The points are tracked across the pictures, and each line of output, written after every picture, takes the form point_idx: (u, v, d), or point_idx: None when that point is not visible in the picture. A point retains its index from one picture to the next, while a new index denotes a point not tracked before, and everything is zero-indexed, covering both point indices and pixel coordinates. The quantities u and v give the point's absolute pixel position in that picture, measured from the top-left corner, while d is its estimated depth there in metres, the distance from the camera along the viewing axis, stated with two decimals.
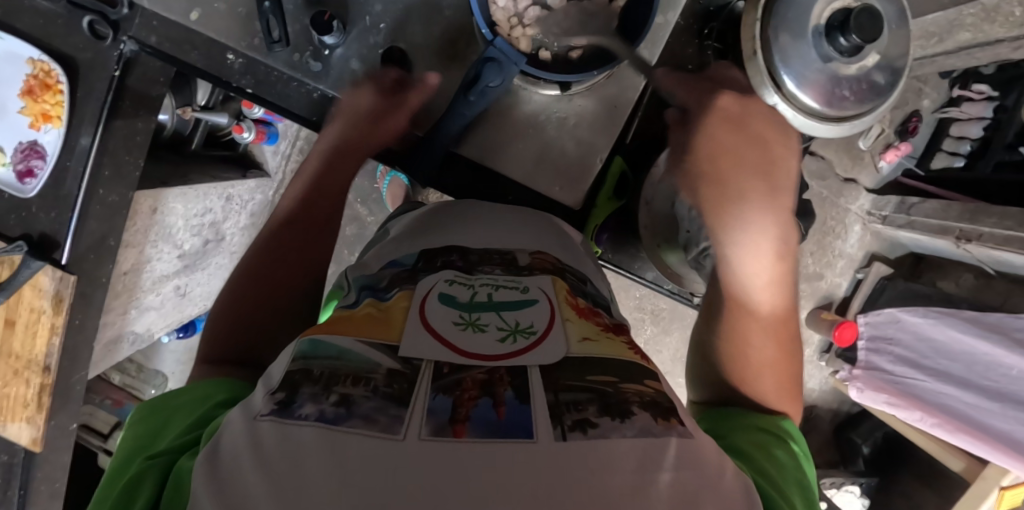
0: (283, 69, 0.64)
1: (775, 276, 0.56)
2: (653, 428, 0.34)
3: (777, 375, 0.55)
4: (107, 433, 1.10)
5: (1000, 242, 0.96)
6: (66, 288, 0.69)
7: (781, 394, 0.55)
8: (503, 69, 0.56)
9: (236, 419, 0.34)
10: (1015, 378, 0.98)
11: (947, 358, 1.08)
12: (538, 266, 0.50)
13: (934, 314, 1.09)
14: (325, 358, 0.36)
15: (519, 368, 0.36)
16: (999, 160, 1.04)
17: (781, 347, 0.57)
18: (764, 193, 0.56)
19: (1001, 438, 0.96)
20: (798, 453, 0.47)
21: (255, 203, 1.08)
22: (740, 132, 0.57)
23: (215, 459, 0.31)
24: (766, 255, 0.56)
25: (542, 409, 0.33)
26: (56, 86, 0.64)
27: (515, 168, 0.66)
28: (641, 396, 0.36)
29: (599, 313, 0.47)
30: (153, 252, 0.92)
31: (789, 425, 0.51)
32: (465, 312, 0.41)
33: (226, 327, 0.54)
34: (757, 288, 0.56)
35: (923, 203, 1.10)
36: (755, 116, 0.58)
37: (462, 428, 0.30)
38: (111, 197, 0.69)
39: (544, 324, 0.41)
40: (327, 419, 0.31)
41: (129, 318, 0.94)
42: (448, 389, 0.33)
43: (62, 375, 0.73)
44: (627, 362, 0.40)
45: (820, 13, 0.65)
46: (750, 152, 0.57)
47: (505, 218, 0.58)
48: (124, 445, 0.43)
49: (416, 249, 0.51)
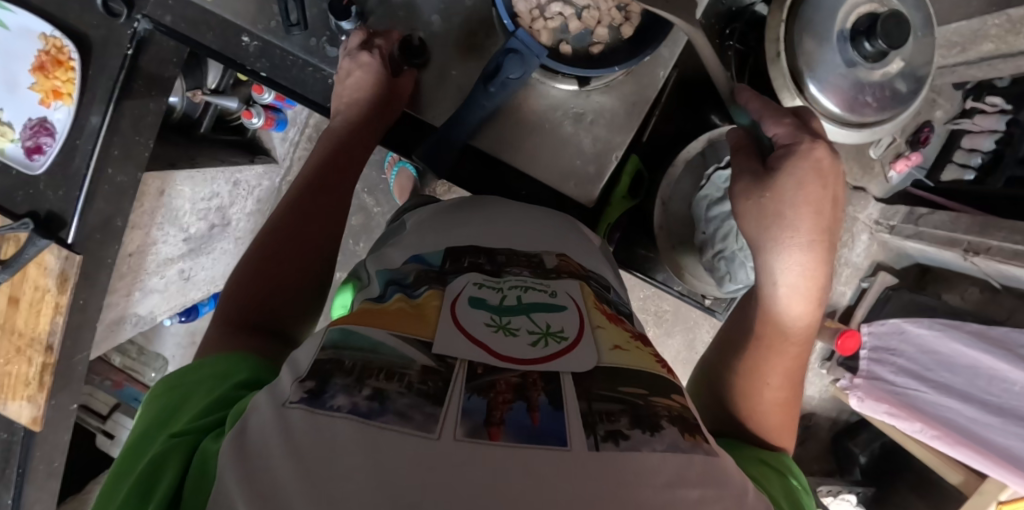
0: (299, 54, 0.64)
1: (803, 327, 0.56)
2: (681, 443, 0.36)
3: (782, 416, 0.57)
4: (106, 414, 1.10)
5: (1009, 257, 0.96)
6: (72, 268, 0.67)
7: (782, 435, 0.56)
8: (524, 61, 0.57)
9: (264, 403, 0.35)
10: (1016, 393, 0.99)
11: (950, 371, 1.07)
12: (566, 269, 0.51)
13: (938, 325, 1.09)
14: (357, 351, 0.37)
15: (553, 374, 0.37)
16: (1010, 175, 1.05)
17: (790, 393, 0.57)
18: (819, 251, 0.53)
19: (1000, 453, 0.95)
20: (796, 487, 0.47)
21: (263, 190, 1.07)
22: (812, 182, 0.52)
23: (244, 451, 0.32)
24: (802, 309, 0.55)
25: (575, 417, 0.34)
26: (68, 63, 0.64)
27: (529, 163, 0.66)
28: (669, 410, 0.39)
29: (624, 320, 0.49)
30: (159, 234, 0.92)
31: (789, 460, 0.51)
32: (496, 315, 0.42)
33: (243, 297, 0.53)
34: (783, 335, 0.56)
35: (931, 214, 1.09)
36: (830, 166, 0.53)
37: (497, 431, 0.32)
38: (119, 177, 0.68)
39: (575, 331, 0.42)
40: (362, 412, 0.32)
41: (132, 299, 0.93)
42: (482, 390, 0.35)
43: (65, 355, 0.73)
44: (653, 373, 0.42)
45: (846, 17, 0.64)
46: (821, 203, 0.53)
47: (524, 217, 0.58)
48: (145, 420, 0.42)
49: (441, 248, 0.51)
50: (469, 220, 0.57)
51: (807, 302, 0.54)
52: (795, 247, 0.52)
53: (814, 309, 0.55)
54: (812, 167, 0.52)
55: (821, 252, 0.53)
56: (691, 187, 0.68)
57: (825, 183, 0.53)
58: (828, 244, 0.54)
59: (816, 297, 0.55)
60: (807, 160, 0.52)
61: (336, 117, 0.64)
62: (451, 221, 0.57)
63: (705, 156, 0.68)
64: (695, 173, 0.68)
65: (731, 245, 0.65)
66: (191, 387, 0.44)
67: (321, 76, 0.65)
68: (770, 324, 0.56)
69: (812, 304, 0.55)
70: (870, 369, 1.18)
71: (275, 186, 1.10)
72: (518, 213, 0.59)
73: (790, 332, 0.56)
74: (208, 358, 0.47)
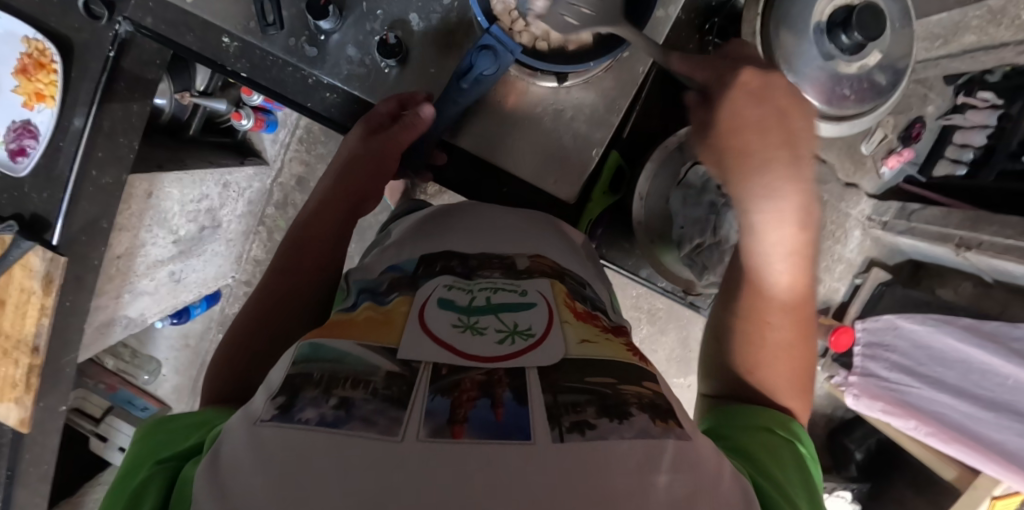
0: (280, 55, 0.65)
1: (797, 257, 0.50)
2: (651, 429, 0.35)
3: (789, 357, 0.54)
4: (99, 417, 1.11)
5: (1000, 251, 0.96)
6: (57, 270, 0.68)
7: (788, 377, 0.54)
8: (497, 58, 0.58)
9: (237, 423, 0.35)
10: (1010, 387, 1.00)
11: (942, 365, 1.08)
12: (538, 269, 0.51)
13: (932, 321, 1.09)
14: (324, 362, 0.38)
15: (518, 369, 0.38)
16: (1002, 169, 1.04)
17: (796, 329, 0.53)
18: (785, 171, 0.47)
19: (993, 448, 0.97)
20: (803, 456, 0.47)
21: (252, 191, 1.08)
22: (750, 104, 0.48)
23: (215, 470, 0.32)
24: (791, 241, 0.49)
25: (540, 411, 0.34)
26: (50, 65, 0.64)
27: (512, 160, 0.66)
28: (639, 397, 0.38)
29: (597, 316, 0.49)
30: (148, 237, 0.92)
31: (797, 426, 0.51)
32: (464, 316, 0.43)
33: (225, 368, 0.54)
34: (773, 271, 0.51)
35: (924, 209, 1.09)
36: (763, 82, 0.49)
37: (461, 429, 0.32)
38: (104, 178, 0.68)
39: (542, 327, 0.42)
40: (327, 422, 0.32)
41: (122, 302, 0.94)
42: (445, 390, 0.35)
43: (51, 356, 0.73)
44: (625, 364, 0.42)
45: (822, 10, 0.64)
46: (772, 124, 0.48)
47: (502, 222, 0.59)
48: (134, 451, 0.44)
49: (415, 255, 0.52)
50: (450, 228, 0.57)
51: (790, 234, 0.48)
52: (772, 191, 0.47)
53: (804, 227, 0.48)
54: (744, 94, 0.49)
55: (791, 173, 0.47)
56: (670, 179, 0.68)
57: (770, 104, 0.48)
58: (801, 164, 0.48)
59: (803, 219, 0.48)
60: (738, 88, 0.49)
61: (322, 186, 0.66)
62: (428, 230, 0.57)
63: (682, 151, 0.68)
64: (675, 166, 0.68)
65: (710, 239, 0.66)
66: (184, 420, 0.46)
67: (301, 75, 0.65)
68: (757, 263, 0.51)
69: (800, 228, 0.48)
70: (863, 365, 1.18)
71: (264, 187, 1.10)
72: (497, 219, 0.59)
73: (781, 262, 0.50)
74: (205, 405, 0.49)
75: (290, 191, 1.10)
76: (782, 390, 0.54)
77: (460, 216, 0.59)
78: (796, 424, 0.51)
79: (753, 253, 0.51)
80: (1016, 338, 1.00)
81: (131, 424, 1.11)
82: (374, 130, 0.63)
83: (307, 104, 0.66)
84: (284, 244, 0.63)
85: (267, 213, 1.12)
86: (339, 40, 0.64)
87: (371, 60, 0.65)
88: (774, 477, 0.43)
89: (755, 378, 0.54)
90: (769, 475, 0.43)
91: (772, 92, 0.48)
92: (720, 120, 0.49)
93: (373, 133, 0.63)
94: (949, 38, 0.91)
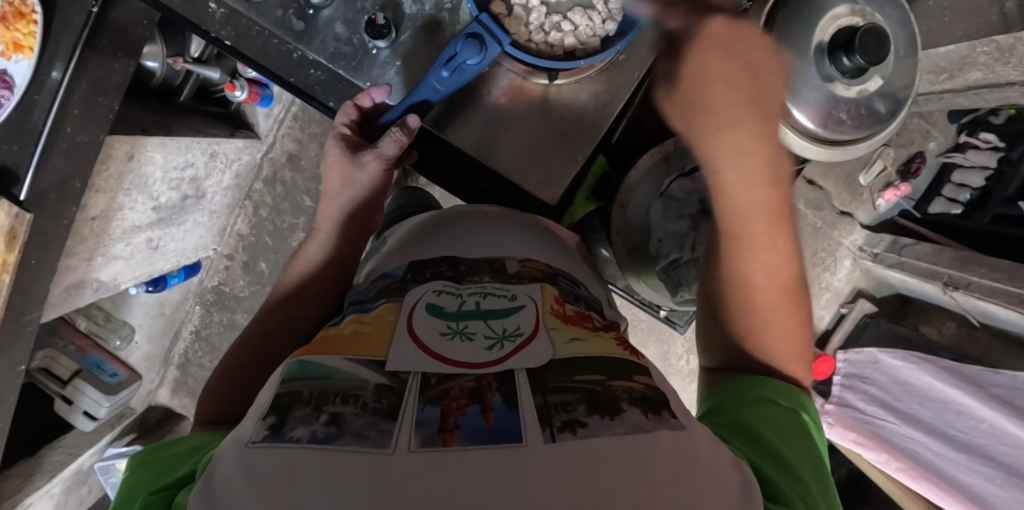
0: (266, 25, 0.63)
1: (772, 209, 0.46)
2: (644, 424, 0.34)
3: (783, 324, 0.50)
4: (66, 379, 1.09)
5: (987, 294, 0.96)
6: (22, 227, 0.64)
7: (791, 348, 0.50)
8: (483, 47, 0.56)
9: (228, 449, 0.34)
10: (985, 431, 0.98)
11: (920, 403, 1.08)
12: (527, 274, 0.51)
13: (913, 359, 1.09)
14: (314, 379, 0.37)
15: (506, 372, 0.37)
16: (996, 213, 1.03)
17: (788, 296, 0.49)
18: (751, 126, 0.43)
19: (963, 490, 0.97)
20: (806, 424, 0.45)
21: (241, 163, 1.10)
22: (719, 56, 0.44)
23: (208, 496, 0.31)
24: (759, 186, 0.45)
25: (530, 412, 0.34)
26: (30, 16, 0.61)
27: (505, 157, 0.65)
28: (630, 392, 0.37)
29: (590, 316, 0.49)
30: (126, 201, 0.87)
31: (799, 393, 0.48)
32: (453, 322, 0.43)
33: (217, 400, 0.55)
34: (750, 221, 0.46)
35: (916, 245, 1.09)
36: (735, 36, 0.45)
37: (452, 437, 0.31)
38: (80, 136, 0.65)
39: (531, 327, 0.42)
40: (319, 440, 0.32)
41: (94, 264, 0.88)
42: (436, 399, 0.34)
43: (15, 314, 0.70)
44: (615, 359, 0.41)
45: (827, 31, 0.64)
46: (740, 79, 0.44)
47: (497, 224, 0.59)
48: (133, 482, 0.44)
49: (405, 262, 0.53)
50: (443, 236, 0.57)
51: (760, 189, 0.45)
52: (736, 139, 0.43)
53: (772, 177, 0.45)
54: (712, 43, 0.45)
55: (755, 123, 0.43)
56: (652, 191, 0.67)
57: (733, 54, 0.44)
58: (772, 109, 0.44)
59: (774, 173, 0.45)
60: (705, 38, 0.45)
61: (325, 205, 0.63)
62: (423, 239, 0.57)
63: (669, 162, 0.68)
64: (658, 178, 0.68)
65: (688, 255, 0.62)
66: (172, 455, 0.45)
67: (286, 49, 0.64)
68: (736, 220, 0.47)
69: (768, 177, 0.44)
70: (841, 394, 1.19)
71: (255, 161, 1.15)
72: (497, 226, 0.59)
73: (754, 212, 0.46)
74: (197, 433, 0.48)
75: (280, 168, 1.17)
76: (785, 357, 0.50)
77: (457, 224, 0.59)
78: (803, 394, 0.49)
79: (732, 196, 0.46)
80: (997, 384, 0.99)
81: (98, 389, 1.09)
82: (355, 145, 0.62)
83: (289, 78, 0.65)
84: (297, 274, 0.63)
85: (255, 188, 1.18)
86: (329, 16, 0.63)
87: (359, 40, 0.63)
88: (783, 457, 0.41)
89: (753, 347, 0.50)
90: (779, 457, 0.40)
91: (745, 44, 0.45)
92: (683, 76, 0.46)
93: (355, 148, 0.62)
94: (955, 73, 0.87)
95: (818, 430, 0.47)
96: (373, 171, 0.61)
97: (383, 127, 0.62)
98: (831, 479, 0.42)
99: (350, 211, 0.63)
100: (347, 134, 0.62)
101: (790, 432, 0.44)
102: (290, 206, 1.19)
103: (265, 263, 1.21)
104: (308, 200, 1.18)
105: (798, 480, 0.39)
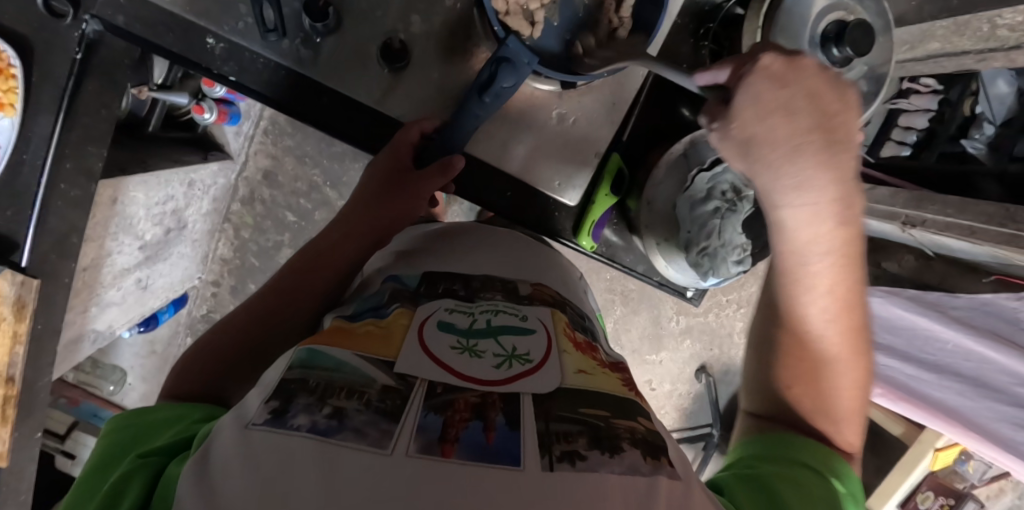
0: (272, 57, 0.61)
1: (843, 257, 0.48)
2: (641, 466, 0.36)
3: (850, 376, 0.53)
4: (64, 434, 1.05)
5: (942, 228, 1.03)
6: (29, 294, 0.61)
7: (847, 402, 0.54)
8: (517, 69, 0.54)
9: (228, 426, 0.36)
10: (950, 351, 1.15)
11: (890, 334, 1.21)
12: (539, 297, 0.54)
13: (883, 292, 1.23)
14: (321, 370, 0.39)
15: (512, 394, 0.39)
16: (943, 151, 1.18)
17: (853, 347, 0.53)
18: (823, 159, 0.42)
19: (937, 405, 1.09)
20: (837, 495, 0.48)
21: (218, 188, 1.06)
22: (775, 95, 0.43)
23: (206, 478, 0.32)
24: (832, 241, 0.46)
25: (531, 436, 0.35)
26: (8, 70, 0.57)
27: (485, 149, 0.66)
28: (631, 433, 0.39)
29: (594, 349, 0.52)
30: (114, 245, 0.83)
31: (840, 464, 0.52)
32: (463, 338, 0.46)
33: (192, 376, 0.54)
34: (811, 271, 0.48)
35: (874, 190, 1.18)
36: (791, 67, 0.43)
37: (451, 448, 0.33)
38: (73, 191, 0.62)
39: (540, 354, 0.45)
40: (319, 430, 0.33)
41: (90, 315, 0.84)
42: (439, 409, 0.36)
43: (27, 384, 0.67)
44: (617, 397, 0.44)
45: (817, 24, 0.66)
46: (800, 118, 0.42)
47: (481, 247, 0.61)
48: (104, 446, 0.45)
49: (419, 273, 0.55)
50: (431, 254, 0.59)
51: (836, 240, 0.46)
52: (806, 193, 0.43)
53: (845, 232, 0.46)
54: (766, 79, 0.43)
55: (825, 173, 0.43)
56: (676, 188, 0.68)
57: (792, 85, 0.43)
58: (842, 155, 0.43)
59: (846, 233, 0.46)
60: (760, 73, 0.43)
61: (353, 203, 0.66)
62: (427, 253, 0.59)
63: (687, 159, 0.69)
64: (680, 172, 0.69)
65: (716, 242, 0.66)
66: (151, 428, 0.45)
67: (297, 80, 0.62)
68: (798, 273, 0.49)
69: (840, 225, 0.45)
70: None
71: (230, 183, 1.11)
72: (491, 245, 0.61)
73: (829, 264, 0.48)
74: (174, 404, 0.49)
75: (256, 186, 1.13)
76: (839, 420, 0.54)
77: (457, 244, 0.60)
78: (840, 461, 0.52)
79: (801, 253, 0.47)
80: (955, 306, 1.15)
81: (98, 438, 1.06)
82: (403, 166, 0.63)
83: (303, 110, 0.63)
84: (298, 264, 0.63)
85: (232, 209, 1.14)
86: (337, 43, 0.61)
87: (371, 66, 0.62)
88: None
89: (797, 400, 0.55)
90: None
91: (796, 81, 0.42)
92: (738, 118, 0.44)
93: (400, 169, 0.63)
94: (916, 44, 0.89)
95: (853, 501, 0.49)
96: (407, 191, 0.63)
97: (429, 156, 0.63)
98: None
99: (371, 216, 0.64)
100: (399, 152, 0.63)
101: (812, 492, 0.47)
102: (273, 223, 1.16)
103: (254, 284, 1.18)
104: (291, 215, 1.16)
105: None
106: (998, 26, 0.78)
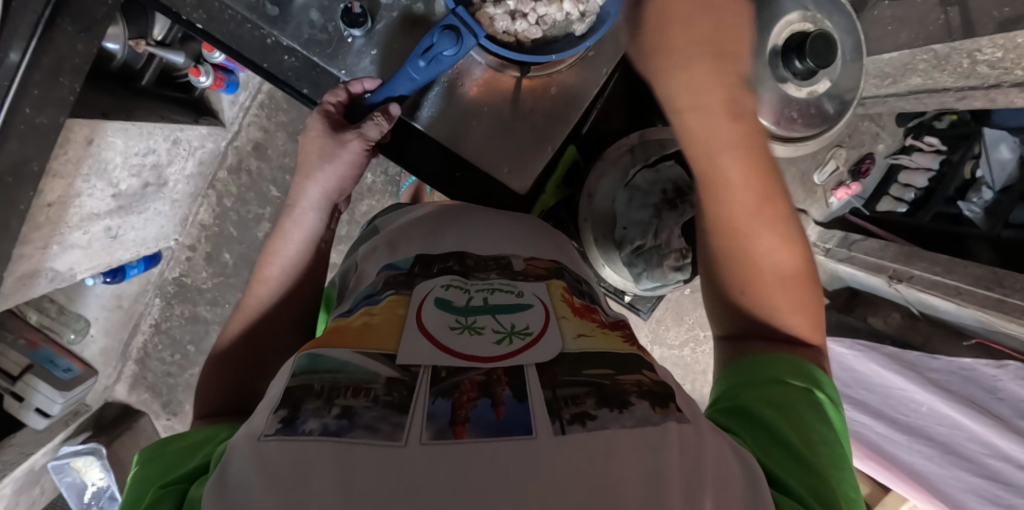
0: (240, 10, 0.64)
1: (740, 141, 0.50)
2: (652, 417, 0.35)
3: (778, 272, 0.52)
4: (16, 375, 1.04)
5: (929, 287, 0.99)
6: None
7: (790, 299, 0.52)
8: (459, 40, 0.57)
9: (240, 441, 0.35)
10: (926, 413, 1.06)
11: (866, 389, 1.16)
12: (532, 272, 0.52)
13: (860, 347, 1.17)
14: (325, 373, 0.37)
15: (516, 367, 0.38)
16: (938, 211, 1.12)
17: (777, 236, 0.52)
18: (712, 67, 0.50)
19: (904, 468, 1.07)
20: (823, 405, 0.46)
21: (205, 151, 1.08)
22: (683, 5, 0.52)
23: (223, 491, 0.31)
24: (717, 119, 0.50)
25: (541, 405, 0.34)
26: None
27: (470, 146, 0.67)
28: (639, 386, 0.38)
29: (594, 310, 0.50)
30: (85, 187, 0.84)
31: (815, 366, 0.49)
32: (462, 317, 0.44)
33: (216, 391, 0.56)
34: (715, 148, 0.50)
35: (864, 240, 1.14)
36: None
37: (463, 429, 0.32)
38: (38, 118, 0.64)
39: (540, 326, 0.43)
40: (331, 432, 0.32)
41: (49, 253, 0.84)
42: (446, 392, 0.35)
43: None
44: (621, 354, 0.42)
45: (781, 33, 0.70)
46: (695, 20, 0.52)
47: (496, 224, 0.61)
48: (136, 480, 0.44)
49: (412, 254, 0.54)
50: (452, 232, 0.59)
51: (724, 120, 0.50)
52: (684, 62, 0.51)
53: (734, 111, 0.50)
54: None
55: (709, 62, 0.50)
56: (618, 181, 0.72)
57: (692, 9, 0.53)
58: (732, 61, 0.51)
59: (732, 106, 0.50)
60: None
61: (303, 181, 0.63)
62: (414, 236, 0.58)
63: (634, 154, 0.73)
64: (623, 168, 0.73)
65: (650, 241, 0.69)
66: (177, 456, 0.44)
67: (260, 34, 0.65)
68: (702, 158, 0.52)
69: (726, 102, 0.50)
70: None
71: (219, 149, 1.13)
72: (497, 224, 0.61)
73: (725, 142, 0.50)
74: (202, 430, 0.48)
75: (246, 157, 1.15)
76: (790, 316, 0.52)
77: (459, 222, 0.60)
78: (817, 369, 0.49)
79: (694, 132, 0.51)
80: (933, 369, 1.07)
81: (52, 385, 1.05)
82: (339, 124, 0.62)
83: (263, 63, 0.66)
84: (277, 255, 0.63)
85: (218, 177, 1.16)
86: (304, 3, 0.64)
87: (334, 27, 0.65)
88: (789, 444, 0.42)
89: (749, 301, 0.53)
90: (786, 445, 0.43)
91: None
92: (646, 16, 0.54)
93: (338, 126, 0.62)
94: (897, 77, 0.92)
95: (834, 406, 0.47)
96: (355, 150, 0.61)
97: (365, 111, 0.63)
98: (847, 463, 0.43)
99: (328, 189, 0.63)
100: (331, 111, 0.63)
101: (797, 411, 0.45)
102: (256, 195, 1.17)
103: (229, 254, 1.19)
104: (275, 189, 1.17)
105: (809, 469, 0.41)
106: (978, 62, 0.81)
